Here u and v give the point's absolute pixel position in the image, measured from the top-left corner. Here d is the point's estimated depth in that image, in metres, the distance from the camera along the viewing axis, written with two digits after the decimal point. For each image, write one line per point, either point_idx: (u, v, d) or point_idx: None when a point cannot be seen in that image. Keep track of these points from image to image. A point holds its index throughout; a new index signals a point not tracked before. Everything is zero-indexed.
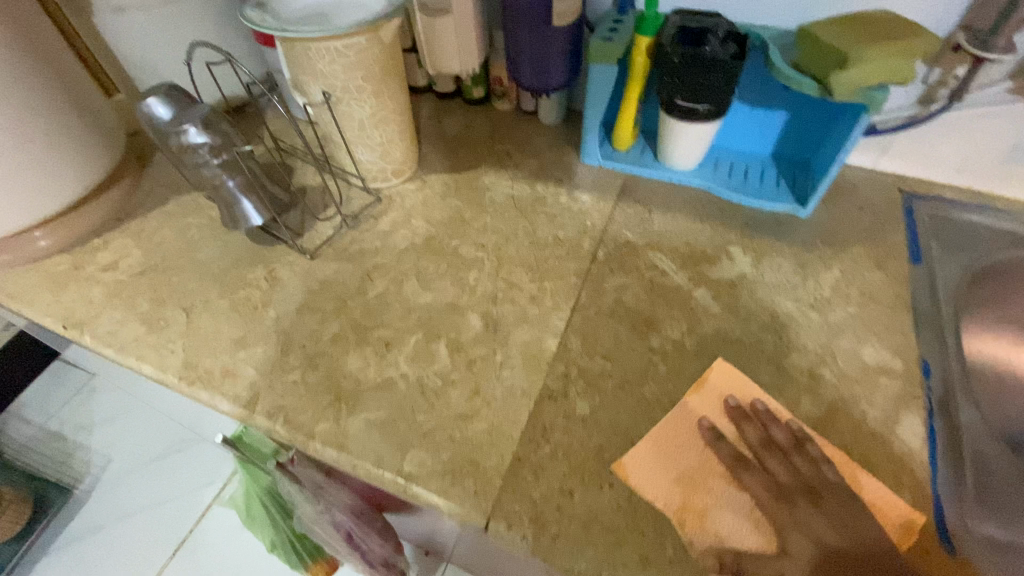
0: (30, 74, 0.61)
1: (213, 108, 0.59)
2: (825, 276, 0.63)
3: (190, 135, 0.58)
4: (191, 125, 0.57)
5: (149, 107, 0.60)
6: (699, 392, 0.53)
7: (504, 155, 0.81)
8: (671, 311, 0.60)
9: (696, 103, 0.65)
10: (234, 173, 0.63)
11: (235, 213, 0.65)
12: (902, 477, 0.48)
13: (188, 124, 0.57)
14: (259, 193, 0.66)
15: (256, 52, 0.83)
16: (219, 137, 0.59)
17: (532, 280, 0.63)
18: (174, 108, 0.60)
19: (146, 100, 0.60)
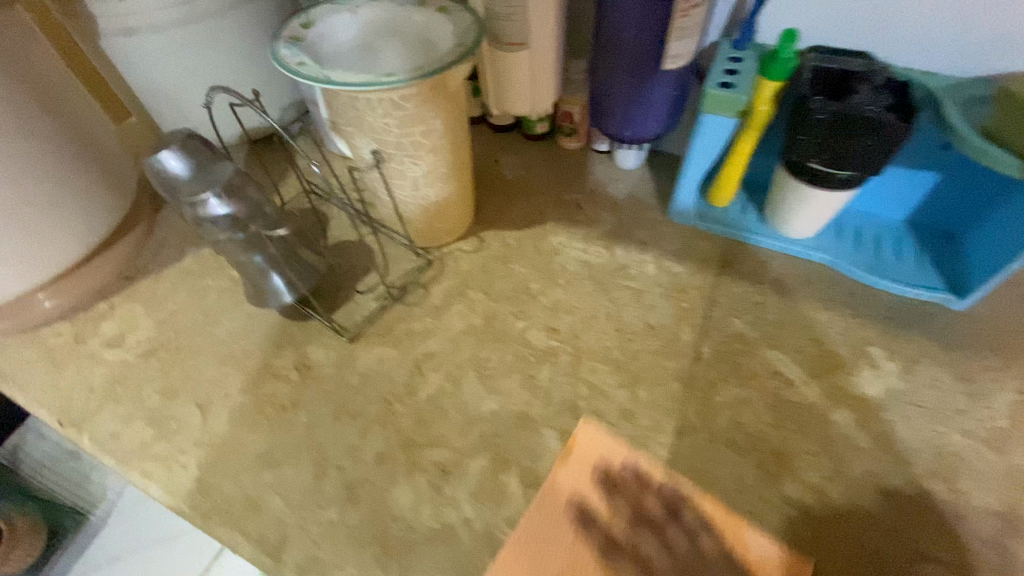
0: (22, 122, 0.49)
1: (238, 169, 0.48)
2: (995, 398, 0.50)
3: (210, 206, 0.47)
4: (210, 194, 0.46)
5: (162, 161, 0.46)
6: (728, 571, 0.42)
7: (573, 207, 0.68)
8: (804, 441, 0.48)
9: (840, 168, 0.51)
10: (262, 248, 0.52)
11: (264, 288, 0.55)
12: None
13: (208, 192, 0.46)
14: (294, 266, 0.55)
15: (285, 75, 0.72)
16: (245, 206, 0.48)
17: (621, 385, 0.51)
18: (196, 168, 0.47)
19: (160, 153, 0.46)
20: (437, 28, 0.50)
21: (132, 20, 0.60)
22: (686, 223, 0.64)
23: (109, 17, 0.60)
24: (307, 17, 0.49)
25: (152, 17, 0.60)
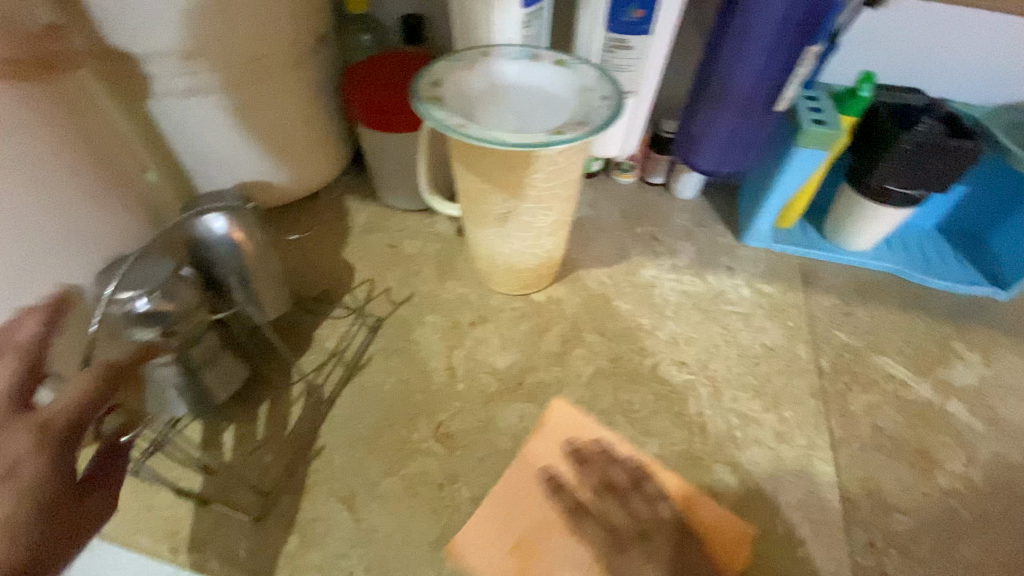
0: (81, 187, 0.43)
1: (158, 280, 0.42)
2: None
3: (132, 305, 0.41)
4: (137, 295, 0.41)
5: (206, 225, 0.47)
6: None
7: (652, 240, 0.70)
8: (938, 435, 0.52)
9: (916, 190, 0.58)
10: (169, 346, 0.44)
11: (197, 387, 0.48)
12: None
13: (132, 293, 0.41)
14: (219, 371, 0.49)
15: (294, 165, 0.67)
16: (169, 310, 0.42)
17: (765, 409, 0.53)
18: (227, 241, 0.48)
19: (207, 222, 0.48)
20: (564, 82, 0.50)
21: (193, 80, 0.55)
22: (760, 246, 0.68)
23: (167, 79, 0.55)
24: (431, 76, 0.48)
25: (216, 76, 0.56)
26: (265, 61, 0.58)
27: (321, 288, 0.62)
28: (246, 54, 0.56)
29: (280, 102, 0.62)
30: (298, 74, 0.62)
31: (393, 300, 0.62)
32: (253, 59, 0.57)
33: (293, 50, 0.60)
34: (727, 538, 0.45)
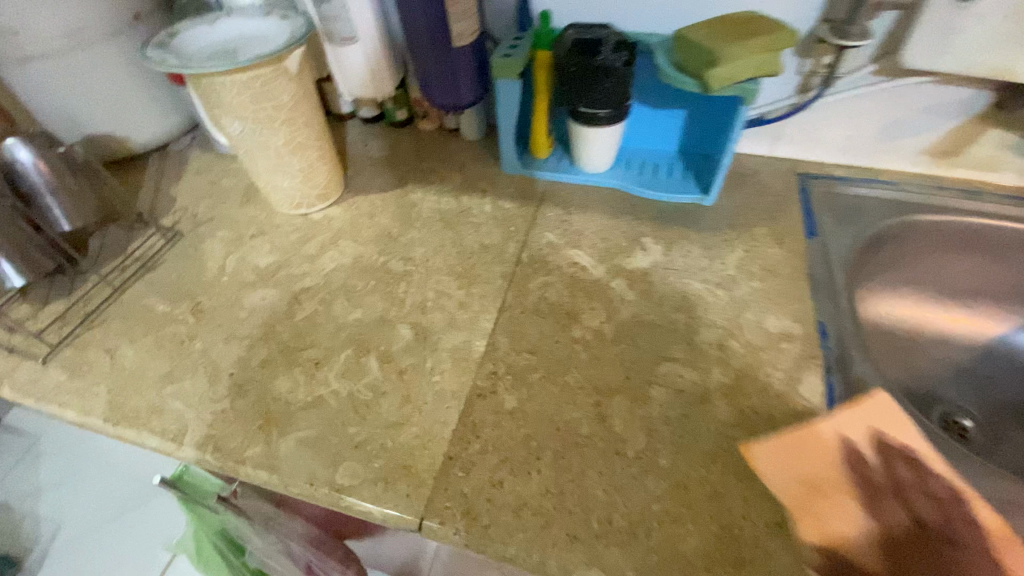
0: None
1: None
2: (731, 257, 0.67)
3: None
4: None
5: (10, 148, 0.64)
6: (846, 411, 0.48)
7: (429, 171, 0.82)
8: (591, 302, 0.63)
9: (599, 108, 0.69)
10: None
11: None
12: (805, 428, 0.51)
13: None
14: (26, 257, 0.64)
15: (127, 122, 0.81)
16: None
17: (459, 287, 0.65)
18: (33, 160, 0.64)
19: (9, 144, 0.64)
20: (274, 27, 0.65)
21: (30, 48, 0.70)
22: (514, 172, 0.80)
23: (8, 48, 0.69)
24: (170, 30, 0.64)
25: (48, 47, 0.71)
26: (84, 34, 0.72)
27: (147, 214, 0.78)
28: (64, 29, 0.70)
29: (113, 71, 0.77)
30: (126, 48, 0.77)
31: (198, 221, 0.77)
32: (71, 33, 0.71)
33: (114, 26, 0.74)
34: (445, 369, 0.57)
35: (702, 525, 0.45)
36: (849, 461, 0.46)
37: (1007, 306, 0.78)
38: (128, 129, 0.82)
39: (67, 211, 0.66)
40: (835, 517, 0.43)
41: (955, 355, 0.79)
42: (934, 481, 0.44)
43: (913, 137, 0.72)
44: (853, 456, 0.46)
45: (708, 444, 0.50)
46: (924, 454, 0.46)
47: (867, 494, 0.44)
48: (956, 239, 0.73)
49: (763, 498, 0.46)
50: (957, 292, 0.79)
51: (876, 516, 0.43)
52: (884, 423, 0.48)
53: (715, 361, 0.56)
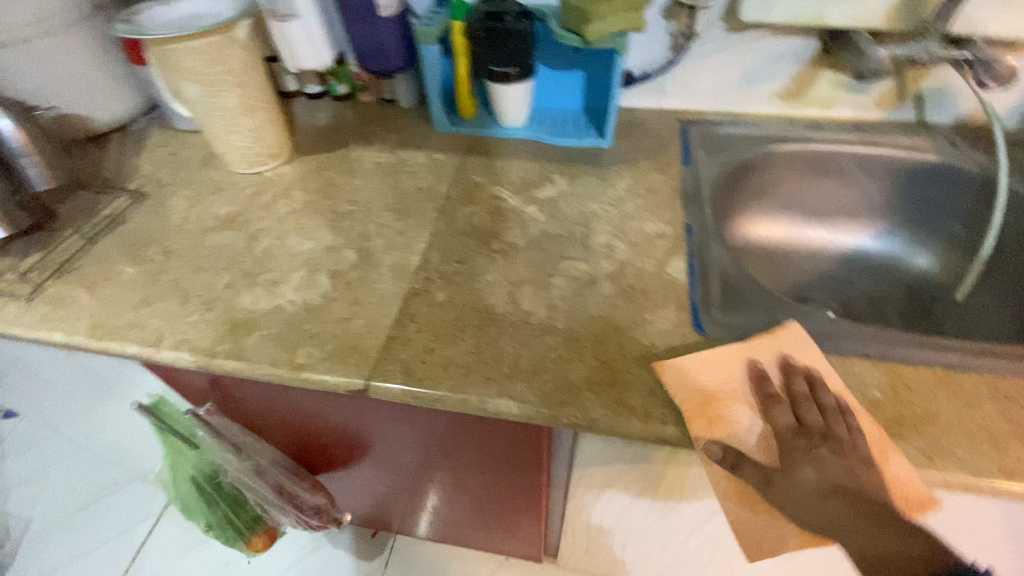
0: None
1: None
2: (621, 184, 0.81)
3: None
4: None
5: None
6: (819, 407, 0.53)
7: (369, 134, 0.94)
8: (508, 223, 0.75)
9: (507, 66, 0.82)
10: None
11: None
12: (669, 295, 0.65)
13: None
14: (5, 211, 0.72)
15: (89, 100, 0.89)
16: None
17: (397, 219, 0.77)
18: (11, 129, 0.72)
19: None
20: (223, 4, 0.76)
21: None
22: (444, 130, 0.92)
23: None
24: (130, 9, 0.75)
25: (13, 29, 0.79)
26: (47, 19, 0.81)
27: (112, 181, 0.87)
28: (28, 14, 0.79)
29: (69, 53, 0.84)
30: (86, 32, 0.86)
31: (161, 184, 0.86)
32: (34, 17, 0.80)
33: (74, 12, 0.83)
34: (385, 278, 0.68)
35: (585, 362, 0.58)
36: (756, 376, 0.54)
37: (864, 219, 0.92)
38: (91, 108, 0.90)
39: (44, 172, 0.74)
40: (731, 414, 0.52)
41: (828, 264, 0.93)
42: (824, 393, 0.52)
43: (765, 83, 0.88)
44: (761, 371, 0.55)
45: (594, 311, 0.63)
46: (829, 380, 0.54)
47: (760, 400, 0.53)
48: (811, 163, 0.88)
49: (634, 341, 0.60)
50: (821, 212, 0.93)
51: (766, 417, 0.52)
52: (787, 348, 0.57)
53: (604, 256, 0.70)
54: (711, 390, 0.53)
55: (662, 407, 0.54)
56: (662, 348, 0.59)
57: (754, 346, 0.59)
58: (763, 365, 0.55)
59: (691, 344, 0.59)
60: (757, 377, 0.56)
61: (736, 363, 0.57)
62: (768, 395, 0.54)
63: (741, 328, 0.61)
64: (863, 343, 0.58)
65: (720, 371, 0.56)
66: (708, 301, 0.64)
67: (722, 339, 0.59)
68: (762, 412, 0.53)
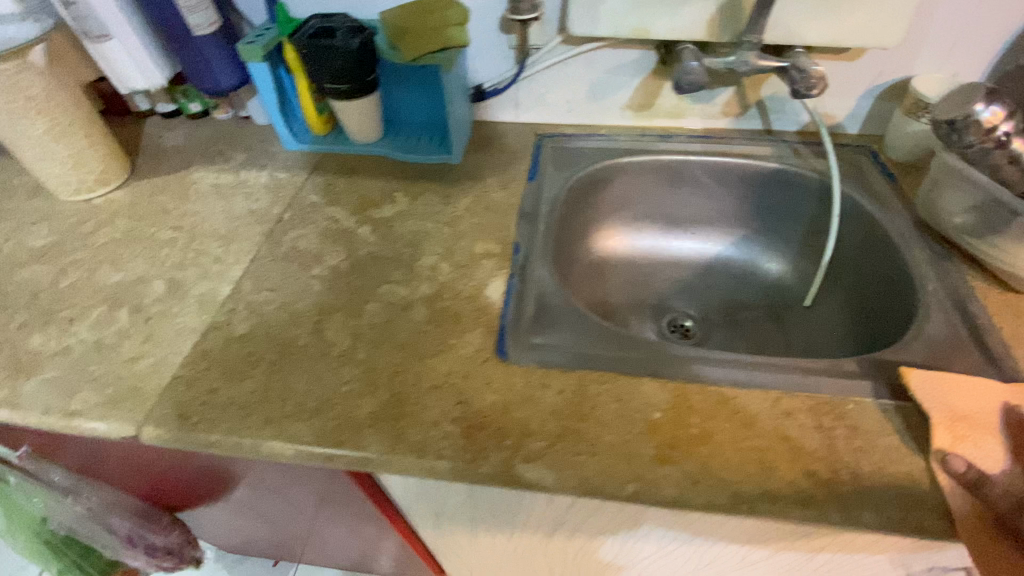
0: None
1: None
2: (462, 201, 0.79)
3: None
4: None
5: None
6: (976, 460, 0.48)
7: (215, 154, 0.90)
8: (336, 245, 0.72)
9: (341, 82, 0.79)
10: None
11: None
12: (480, 318, 0.63)
13: None
14: None
15: None
16: None
17: (220, 246, 0.73)
18: None
19: None
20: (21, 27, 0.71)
21: None
22: (293, 148, 0.88)
23: None
24: None
25: None
26: None
27: None
28: None
29: None
30: None
31: None
32: None
33: None
34: (189, 311, 0.65)
35: (378, 395, 0.55)
36: (1014, 424, 0.50)
37: (721, 228, 0.93)
38: None
39: None
40: (984, 447, 0.49)
41: (685, 273, 0.94)
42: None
43: (613, 95, 0.88)
44: (949, 416, 0.50)
45: (400, 338, 0.61)
46: (961, 418, 0.50)
47: (1017, 446, 0.49)
48: (660, 175, 0.88)
49: (435, 370, 0.57)
50: (680, 221, 0.94)
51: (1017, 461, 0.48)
52: (1010, 399, 0.52)
53: (425, 278, 0.67)
54: (950, 416, 0.50)
55: (440, 440, 0.52)
56: (458, 375, 0.57)
57: (552, 369, 0.58)
58: (940, 397, 0.51)
59: (489, 370, 0.57)
60: (545, 403, 0.55)
61: (528, 389, 0.56)
62: (552, 423, 0.53)
63: (543, 351, 0.60)
64: (655, 363, 0.58)
65: (510, 398, 0.55)
66: (519, 323, 0.62)
67: (520, 361, 0.58)
68: (538, 441, 0.52)
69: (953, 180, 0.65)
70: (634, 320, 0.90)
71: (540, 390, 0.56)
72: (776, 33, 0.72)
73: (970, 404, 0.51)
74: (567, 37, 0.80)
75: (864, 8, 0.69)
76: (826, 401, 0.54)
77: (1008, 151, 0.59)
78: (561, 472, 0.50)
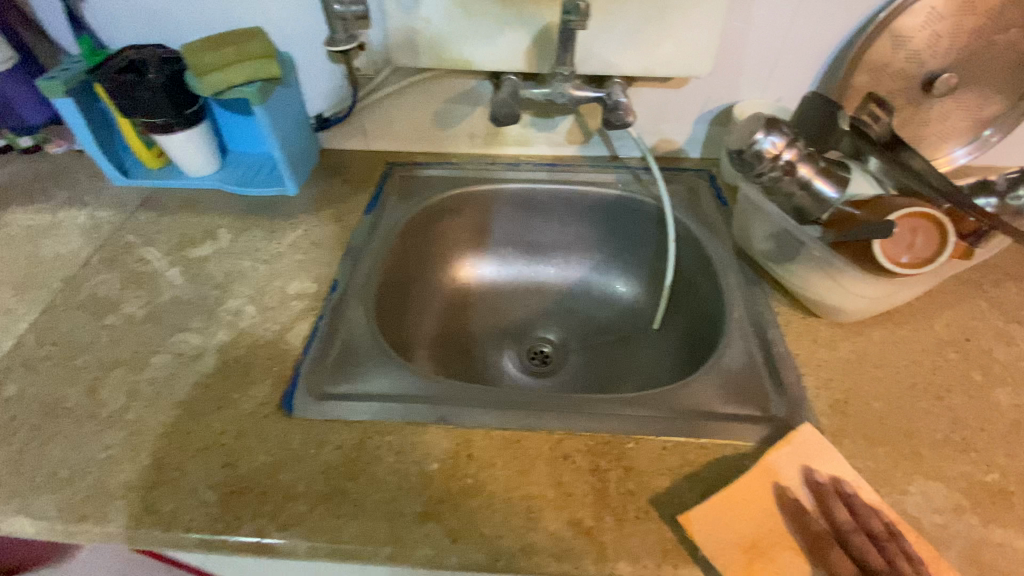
0: None
1: None
2: (288, 236, 0.76)
3: None
4: None
5: None
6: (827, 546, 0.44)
7: (37, 192, 0.85)
8: (138, 291, 0.68)
9: (153, 118, 0.73)
10: None
11: None
12: (273, 367, 0.60)
13: None
14: None
15: None
16: None
17: (13, 295, 0.68)
18: None
19: None
20: None
21: None
22: (120, 184, 0.82)
23: None
24: None
25: None
26: None
27: None
28: None
29: None
30: None
31: None
32: None
33: None
34: None
35: (138, 459, 0.52)
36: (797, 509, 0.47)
37: (580, 253, 0.92)
38: None
39: None
40: (788, 561, 0.44)
41: (549, 300, 0.93)
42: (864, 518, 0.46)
43: (458, 123, 0.86)
44: (743, 546, 0.45)
45: (180, 394, 0.57)
46: (762, 511, 0.47)
47: (818, 541, 0.45)
48: (511, 204, 0.88)
49: (205, 427, 0.54)
50: (541, 247, 0.92)
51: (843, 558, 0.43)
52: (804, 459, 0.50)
53: (226, 324, 0.64)
54: (762, 529, 0.46)
55: (193, 509, 0.48)
56: (230, 433, 0.53)
57: (336, 422, 0.54)
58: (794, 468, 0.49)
59: (267, 425, 0.54)
60: (318, 460, 0.51)
61: (303, 444, 0.52)
62: (321, 483, 0.50)
63: (335, 401, 0.56)
64: (449, 408, 0.55)
65: (282, 457, 0.51)
66: (316, 371, 0.59)
67: (305, 415, 0.55)
68: (299, 504, 0.48)
69: (755, 211, 0.67)
70: (489, 349, 0.87)
71: (316, 445, 0.52)
72: (592, 64, 0.72)
73: (759, 524, 0.46)
74: (396, 67, 0.78)
75: (672, 38, 0.69)
76: (607, 441, 0.53)
77: (795, 180, 0.60)
78: (315, 540, 0.46)
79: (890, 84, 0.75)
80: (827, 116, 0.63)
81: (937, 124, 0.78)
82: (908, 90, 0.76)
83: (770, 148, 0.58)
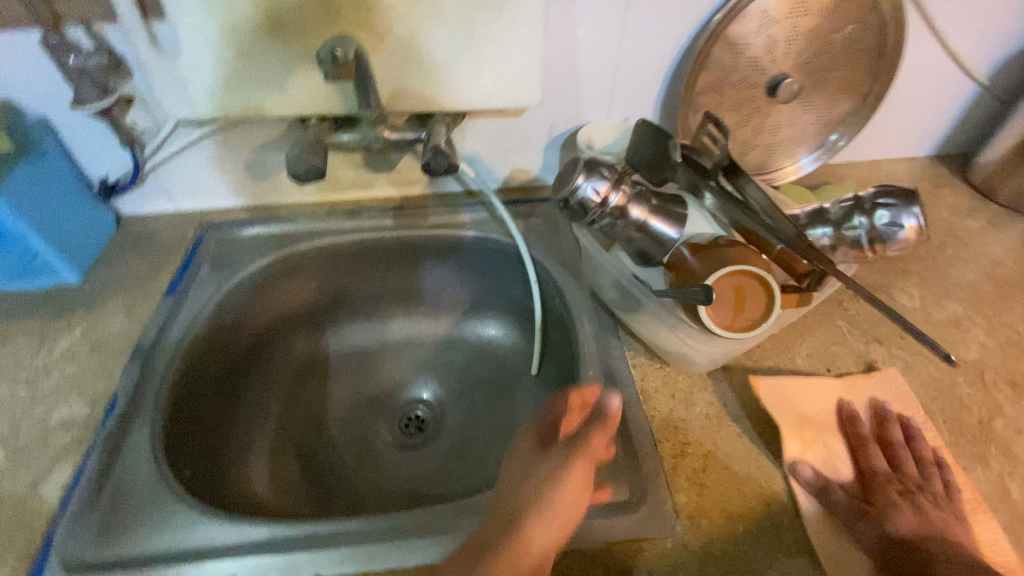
0: None
1: None
2: (62, 341, 0.62)
3: None
4: None
5: None
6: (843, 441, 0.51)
7: None
8: None
9: None
10: None
11: None
12: (17, 536, 0.47)
13: None
14: None
15: None
16: None
17: None
18: None
19: None
20: None
21: None
22: None
23: None
24: None
25: None
26: None
27: None
28: None
29: None
30: None
31: None
32: None
33: None
34: None
35: None
36: (845, 417, 0.52)
37: (451, 295, 0.82)
38: None
39: None
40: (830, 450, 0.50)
41: (426, 351, 0.82)
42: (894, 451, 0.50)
43: (277, 174, 0.75)
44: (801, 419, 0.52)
45: None
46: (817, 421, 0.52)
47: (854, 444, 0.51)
48: (358, 254, 0.76)
49: None
50: (405, 295, 0.81)
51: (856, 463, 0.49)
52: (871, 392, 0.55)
53: None
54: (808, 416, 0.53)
55: None
56: None
57: None
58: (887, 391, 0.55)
59: None
60: None
61: None
62: None
63: (97, 573, 0.46)
64: (242, 563, 0.47)
65: None
66: (74, 535, 0.47)
67: None
68: None
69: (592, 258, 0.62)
70: (346, 428, 0.75)
71: None
72: (407, 100, 0.62)
73: (817, 409, 0.53)
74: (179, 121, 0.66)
75: (491, 67, 0.61)
76: None
77: (628, 223, 0.53)
78: None
79: (735, 92, 0.70)
80: (658, 145, 0.57)
81: (788, 128, 0.75)
82: (754, 97, 0.71)
83: (594, 193, 0.51)
